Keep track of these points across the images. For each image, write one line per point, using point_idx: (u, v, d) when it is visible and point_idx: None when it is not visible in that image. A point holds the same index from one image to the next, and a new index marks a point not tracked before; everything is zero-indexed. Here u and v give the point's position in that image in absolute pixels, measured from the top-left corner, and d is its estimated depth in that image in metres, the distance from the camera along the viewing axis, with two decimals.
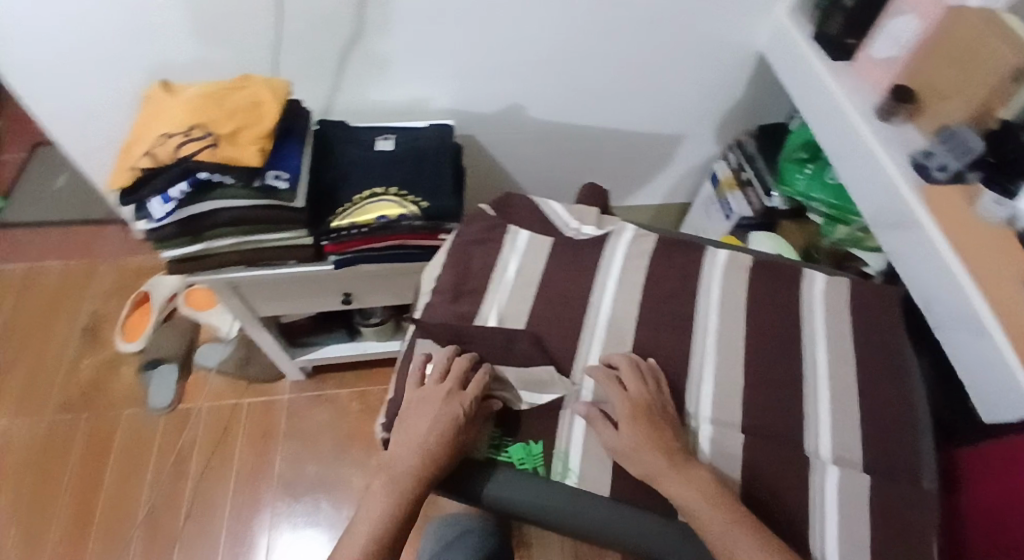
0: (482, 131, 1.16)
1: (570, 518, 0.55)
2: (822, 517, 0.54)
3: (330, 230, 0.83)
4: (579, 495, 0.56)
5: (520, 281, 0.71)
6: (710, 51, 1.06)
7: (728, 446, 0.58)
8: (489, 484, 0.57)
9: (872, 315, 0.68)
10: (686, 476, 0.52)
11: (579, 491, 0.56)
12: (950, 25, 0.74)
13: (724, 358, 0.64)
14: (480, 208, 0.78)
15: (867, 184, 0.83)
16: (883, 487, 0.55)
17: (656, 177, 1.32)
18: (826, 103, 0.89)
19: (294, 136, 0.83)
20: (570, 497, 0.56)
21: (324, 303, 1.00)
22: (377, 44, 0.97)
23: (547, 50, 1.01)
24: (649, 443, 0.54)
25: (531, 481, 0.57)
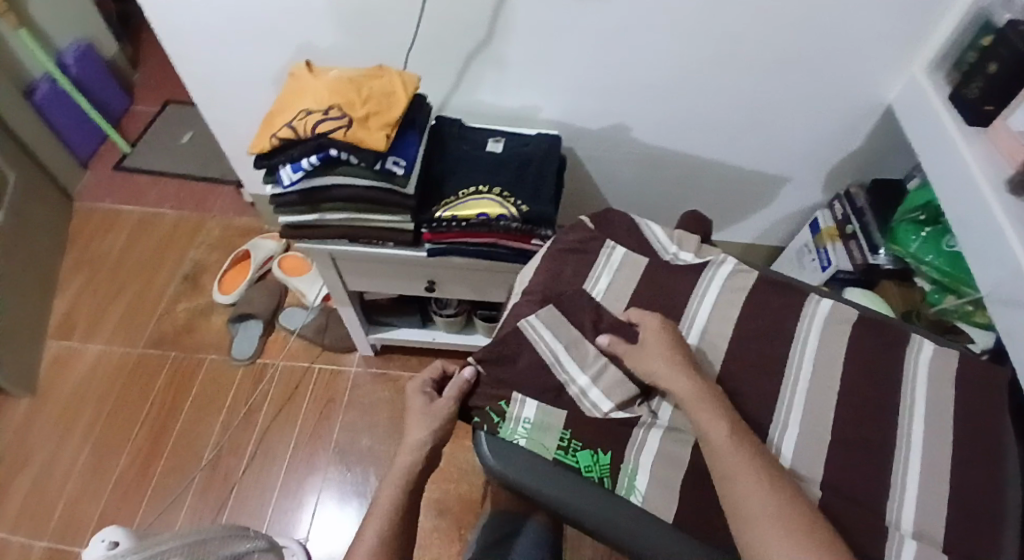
0: (584, 145, 1.18)
1: (555, 497, 0.56)
2: None
3: (431, 219, 0.87)
4: (563, 478, 0.57)
5: (611, 297, 0.71)
6: (830, 98, 1.03)
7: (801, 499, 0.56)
8: (491, 458, 0.59)
9: (980, 394, 0.64)
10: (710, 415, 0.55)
11: (563, 471, 0.58)
12: None
13: (809, 410, 0.63)
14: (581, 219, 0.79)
15: (989, 257, 0.78)
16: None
17: (751, 215, 1.29)
18: (952, 166, 0.86)
19: (416, 126, 0.88)
20: (554, 479, 0.57)
21: (410, 287, 1.05)
22: (501, 51, 1.01)
23: (662, 76, 1.02)
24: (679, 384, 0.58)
25: (527, 458, 0.59)
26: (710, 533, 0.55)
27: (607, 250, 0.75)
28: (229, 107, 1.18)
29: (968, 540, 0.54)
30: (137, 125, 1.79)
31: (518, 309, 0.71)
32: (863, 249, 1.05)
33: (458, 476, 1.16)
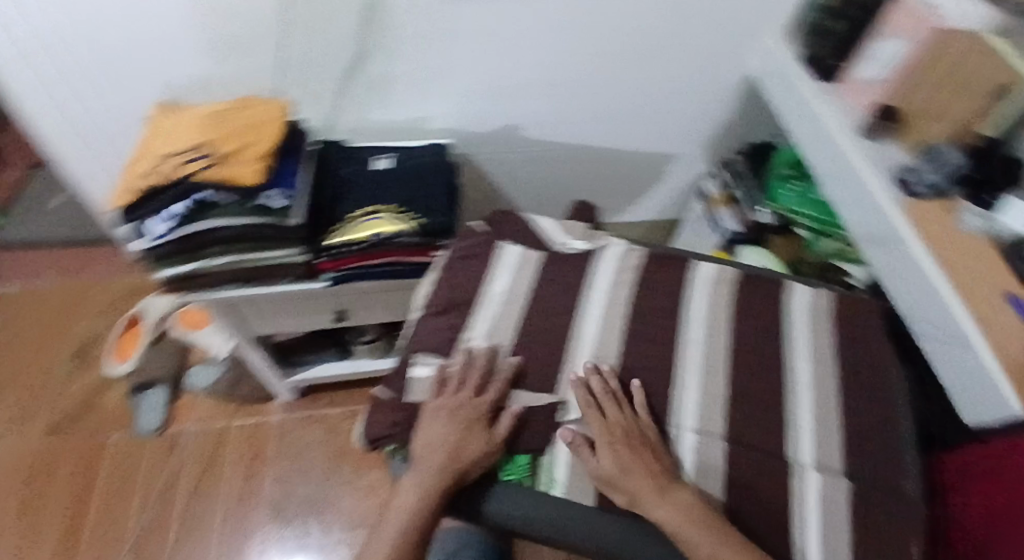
0: (477, 151, 1.18)
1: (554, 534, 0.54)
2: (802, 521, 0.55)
3: (326, 247, 0.83)
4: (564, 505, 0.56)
5: (513, 297, 0.71)
6: (696, 75, 1.09)
7: (710, 457, 0.59)
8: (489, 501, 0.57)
9: (853, 328, 0.70)
10: (665, 499, 0.53)
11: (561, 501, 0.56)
12: (941, 47, 0.76)
13: (710, 369, 0.65)
14: (474, 226, 0.80)
15: (849, 200, 0.86)
16: (864, 495, 0.56)
17: (645, 196, 1.35)
18: (810, 123, 0.92)
19: (293, 153, 0.84)
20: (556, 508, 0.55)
21: (317, 321, 0.99)
22: (376, 68, 0.99)
23: (543, 73, 1.04)
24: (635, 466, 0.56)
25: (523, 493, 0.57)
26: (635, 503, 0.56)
27: (502, 250, 0.76)
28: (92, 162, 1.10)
29: (859, 462, 0.59)
30: None
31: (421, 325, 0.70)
32: (746, 209, 1.13)
33: None
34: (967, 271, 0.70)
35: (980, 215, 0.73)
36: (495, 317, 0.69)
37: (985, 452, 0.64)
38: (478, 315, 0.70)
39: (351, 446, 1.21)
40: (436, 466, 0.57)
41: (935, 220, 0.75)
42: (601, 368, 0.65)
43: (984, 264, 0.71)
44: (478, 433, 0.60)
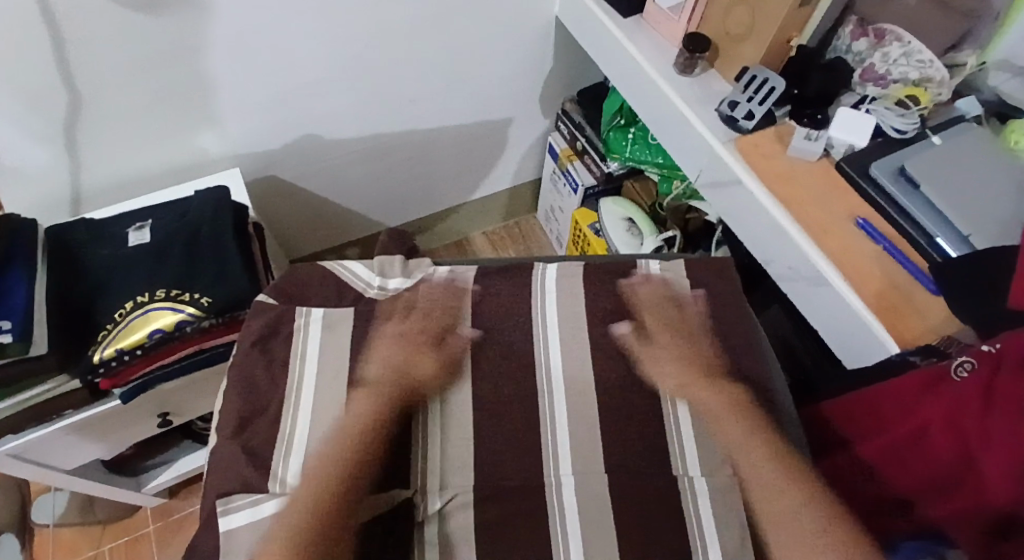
0: (287, 169, 1.01)
1: None
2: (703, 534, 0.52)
3: (94, 364, 0.66)
4: None
5: (327, 382, 0.58)
6: (506, 26, 0.97)
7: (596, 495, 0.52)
8: None
9: (709, 297, 0.68)
10: (713, 391, 0.60)
11: None
12: None
13: (573, 401, 0.59)
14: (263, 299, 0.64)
15: (682, 148, 0.80)
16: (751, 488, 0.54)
17: (497, 164, 1.25)
18: (628, 68, 0.84)
19: (16, 265, 0.66)
20: None
21: (142, 429, 0.83)
22: (106, 112, 0.78)
23: (319, 68, 0.88)
24: (665, 332, 0.63)
25: None
26: None
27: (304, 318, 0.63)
28: None
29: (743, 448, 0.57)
30: None
31: (217, 449, 0.55)
32: (595, 161, 1.07)
33: None
34: (806, 205, 0.68)
35: (810, 138, 0.71)
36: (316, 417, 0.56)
37: (873, 398, 0.60)
38: (296, 416, 0.56)
39: None
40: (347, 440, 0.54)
41: (766, 155, 0.72)
42: (451, 433, 0.56)
43: (828, 190, 0.70)
44: (684, 308, 0.66)
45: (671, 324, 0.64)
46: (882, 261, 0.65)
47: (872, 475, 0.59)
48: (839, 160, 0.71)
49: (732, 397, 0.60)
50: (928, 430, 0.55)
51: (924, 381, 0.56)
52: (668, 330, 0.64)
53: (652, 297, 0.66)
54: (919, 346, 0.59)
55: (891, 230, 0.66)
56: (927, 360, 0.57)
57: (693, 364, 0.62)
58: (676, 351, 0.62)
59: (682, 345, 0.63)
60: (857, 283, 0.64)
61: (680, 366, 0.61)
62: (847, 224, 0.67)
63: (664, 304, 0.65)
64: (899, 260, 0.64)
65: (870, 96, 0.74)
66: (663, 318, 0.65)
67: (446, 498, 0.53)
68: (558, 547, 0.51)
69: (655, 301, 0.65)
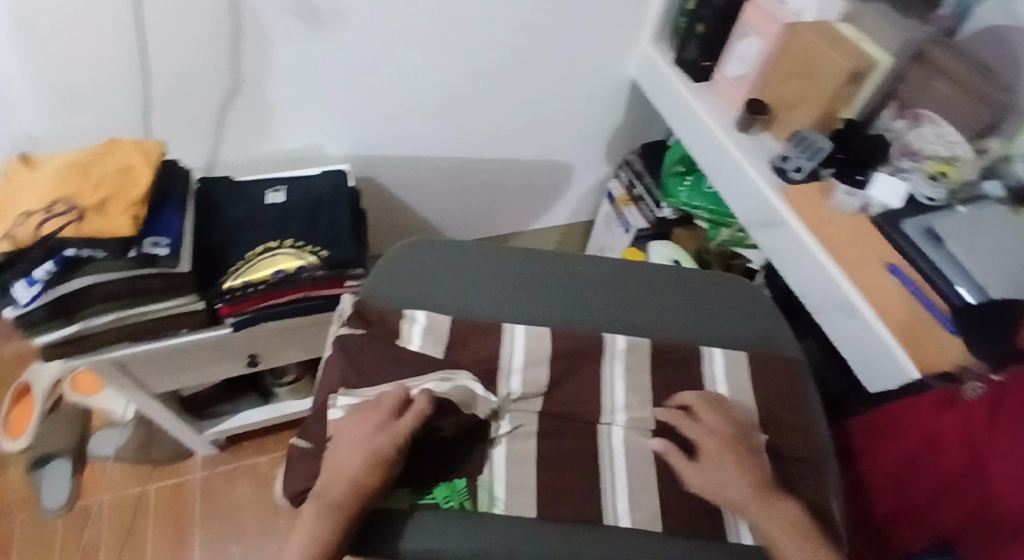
0: (382, 173, 1.15)
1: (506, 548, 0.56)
2: None
3: (222, 290, 0.78)
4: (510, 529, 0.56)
5: (428, 342, 0.68)
6: (589, 80, 1.13)
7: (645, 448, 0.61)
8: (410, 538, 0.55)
9: (753, 305, 0.77)
10: (772, 507, 0.54)
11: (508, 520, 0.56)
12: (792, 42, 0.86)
13: (632, 373, 0.67)
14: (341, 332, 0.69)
15: (738, 192, 0.92)
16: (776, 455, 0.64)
17: (558, 201, 1.39)
18: (695, 123, 0.98)
19: (173, 199, 0.78)
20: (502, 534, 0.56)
21: (228, 368, 0.94)
22: (255, 99, 0.94)
23: (432, 91, 1.03)
24: (721, 446, 0.58)
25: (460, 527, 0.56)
26: (577, 507, 0.57)
27: (402, 288, 0.75)
28: None
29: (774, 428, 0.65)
30: None
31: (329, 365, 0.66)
32: (650, 206, 1.21)
33: None
34: (847, 247, 0.78)
35: (850, 194, 0.83)
36: (415, 363, 0.66)
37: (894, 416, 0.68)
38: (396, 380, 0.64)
39: None
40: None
41: (815, 202, 0.83)
42: (527, 380, 0.66)
43: (863, 237, 0.80)
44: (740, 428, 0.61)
45: (724, 439, 0.59)
46: (906, 300, 0.74)
47: (892, 481, 0.66)
48: (876, 216, 0.81)
49: (794, 515, 0.54)
50: (941, 438, 0.61)
51: (938, 402, 0.64)
52: (717, 440, 0.59)
53: (557, 439, 0.61)
54: (939, 372, 0.67)
55: (915, 274, 0.76)
56: (943, 384, 0.65)
57: (751, 482, 0.56)
58: (736, 465, 0.57)
59: (745, 463, 0.57)
60: (888, 317, 0.73)
61: (738, 480, 0.56)
62: (879, 265, 0.77)
63: (716, 416, 0.61)
64: (925, 304, 0.73)
65: (905, 169, 0.85)
66: (713, 430, 0.60)
67: (512, 424, 0.62)
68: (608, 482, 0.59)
69: (714, 414, 0.61)
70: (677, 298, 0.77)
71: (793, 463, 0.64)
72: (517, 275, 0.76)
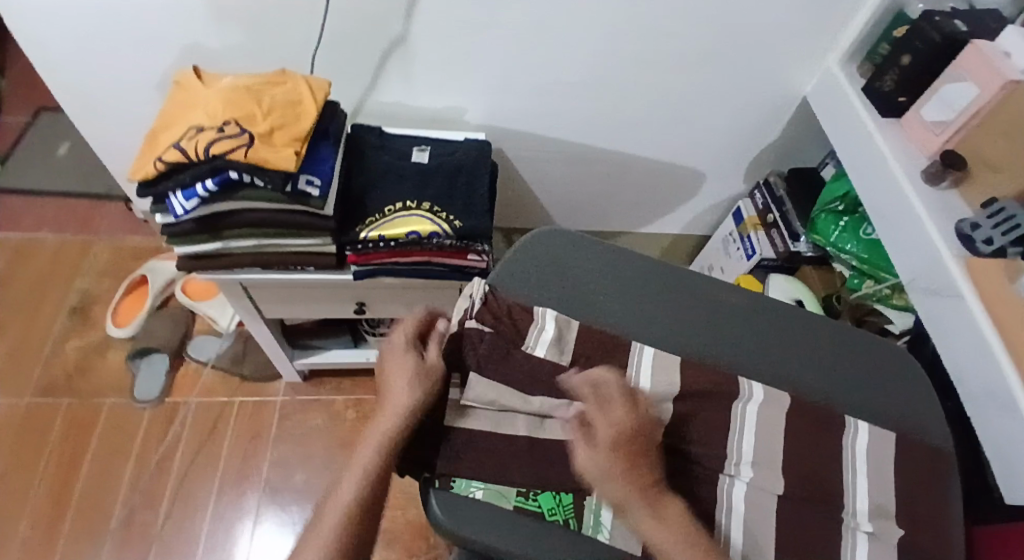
0: (513, 147, 1.13)
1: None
2: None
3: (355, 240, 0.78)
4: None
5: (552, 352, 0.65)
6: (753, 90, 1.05)
7: (762, 510, 0.58)
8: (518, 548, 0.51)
9: (904, 380, 0.70)
10: (664, 517, 0.51)
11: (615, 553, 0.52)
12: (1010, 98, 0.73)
13: (764, 434, 0.62)
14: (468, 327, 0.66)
15: (907, 251, 0.83)
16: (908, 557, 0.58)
17: (678, 209, 1.33)
18: (871, 164, 0.89)
19: (329, 138, 0.79)
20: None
21: (336, 310, 0.95)
22: (416, 52, 0.92)
23: (584, 74, 0.98)
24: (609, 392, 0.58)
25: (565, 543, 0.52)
26: None
27: (523, 277, 0.72)
28: (103, 119, 1.02)
29: (911, 523, 0.59)
30: (4, 136, 1.54)
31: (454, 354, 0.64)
32: (784, 236, 1.12)
33: (405, 502, 1.15)
34: None
35: None
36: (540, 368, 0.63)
37: None
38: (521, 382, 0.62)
39: (354, 435, 1.18)
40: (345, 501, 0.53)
41: None
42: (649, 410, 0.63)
43: None
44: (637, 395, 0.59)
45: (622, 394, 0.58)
46: None
47: None
48: None
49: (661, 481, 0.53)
50: None
51: None
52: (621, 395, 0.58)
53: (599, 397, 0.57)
54: None
55: None
56: None
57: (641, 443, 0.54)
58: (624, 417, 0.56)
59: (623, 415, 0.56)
60: None
61: (625, 480, 0.51)
62: None
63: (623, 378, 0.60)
64: None
65: None
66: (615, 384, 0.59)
67: None
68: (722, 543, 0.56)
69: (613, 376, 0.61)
70: (824, 354, 0.70)
71: None
72: (642, 292, 0.72)
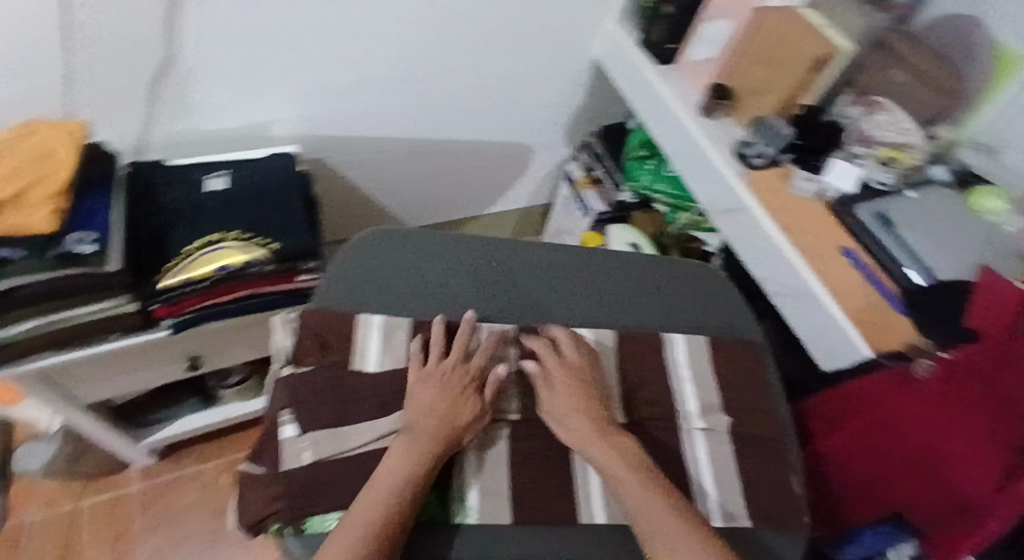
0: (333, 154, 1.08)
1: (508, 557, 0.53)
2: (699, 472, 0.62)
3: (157, 290, 0.71)
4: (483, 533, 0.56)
5: (390, 360, 0.63)
6: (551, 56, 1.09)
7: None
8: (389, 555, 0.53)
9: (713, 290, 0.78)
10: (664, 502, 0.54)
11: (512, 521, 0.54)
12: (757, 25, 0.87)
13: (601, 372, 0.67)
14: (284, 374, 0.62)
15: (701, 178, 0.92)
16: (739, 446, 0.64)
17: (517, 183, 1.37)
18: (659, 110, 0.97)
19: (98, 185, 0.71)
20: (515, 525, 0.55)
21: (167, 372, 0.86)
22: (192, 73, 0.85)
23: (385, 64, 0.97)
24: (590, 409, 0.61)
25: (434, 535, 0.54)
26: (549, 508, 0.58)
27: (356, 293, 0.68)
28: None
29: (738, 413, 0.66)
30: None
31: (272, 404, 0.61)
32: (610, 190, 1.20)
33: None
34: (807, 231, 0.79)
35: (808, 180, 0.83)
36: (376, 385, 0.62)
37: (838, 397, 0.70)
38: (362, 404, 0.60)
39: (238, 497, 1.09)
40: (432, 429, 0.57)
41: (772, 185, 0.83)
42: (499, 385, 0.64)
43: (813, 221, 0.80)
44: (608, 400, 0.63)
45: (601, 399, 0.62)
46: (864, 286, 0.75)
47: (849, 459, 0.68)
48: (833, 200, 0.81)
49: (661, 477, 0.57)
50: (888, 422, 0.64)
51: (895, 381, 0.64)
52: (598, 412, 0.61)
53: (546, 350, 0.65)
54: (891, 352, 0.68)
55: (868, 259, 0.77)
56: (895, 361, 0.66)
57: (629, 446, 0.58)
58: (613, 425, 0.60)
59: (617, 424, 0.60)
60: (844, 302, 0.74)
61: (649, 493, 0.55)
62: (838, 249, 0.78)
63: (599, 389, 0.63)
64: (876, 286, 0.74)
65: (858, 154, 0.85)
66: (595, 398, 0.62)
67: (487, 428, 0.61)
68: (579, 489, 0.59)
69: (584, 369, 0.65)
70: (647, 288, 0.76)
71: (753, 448, 0.64)
72: (479, 274, 0.72)
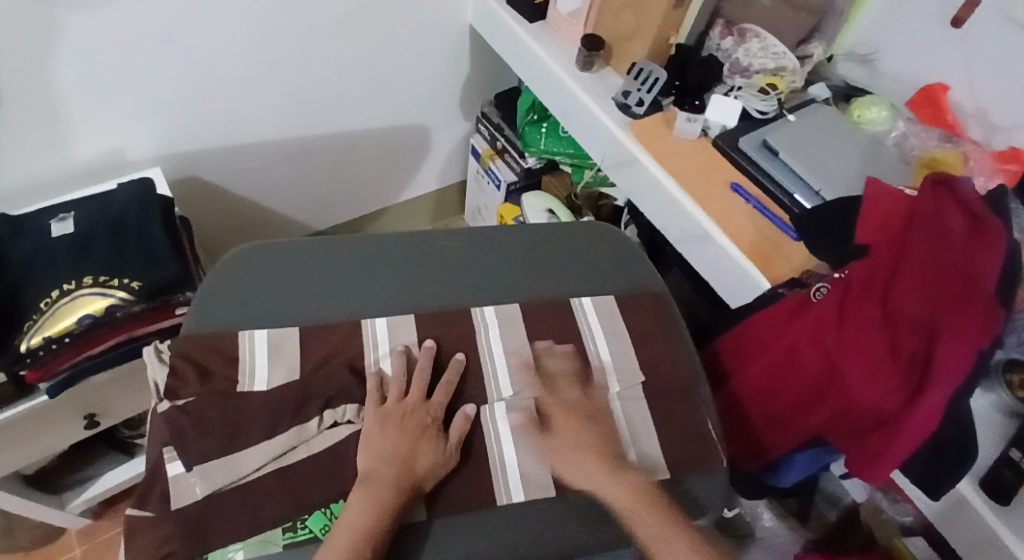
0: (211, 169, 1.02)
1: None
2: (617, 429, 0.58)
3: (20, 354, 0.65)
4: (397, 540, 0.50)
5: (280, 375, 0.57)
6: (424, 29, 1.04)
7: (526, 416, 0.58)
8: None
9: (614, 247, 0.76)
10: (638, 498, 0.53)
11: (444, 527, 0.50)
12: None
13: (506, 344, 0.62)
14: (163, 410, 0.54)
15: (588, 134, 0.90)
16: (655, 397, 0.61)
17: (423, 165, 1.32)
18: (539, 71, 0.94)
19: None
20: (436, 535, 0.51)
21: (67, 434, 0.81)
22: (25, 118, 0.77)
23: (244, 66, 0.90)
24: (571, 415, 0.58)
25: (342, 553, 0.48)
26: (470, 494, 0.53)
27: (232, 317, 0.62)
28: None
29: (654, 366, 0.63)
30: None
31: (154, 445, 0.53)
32: (515, 158, 1.17)
33: None
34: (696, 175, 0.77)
35: (691, 119, 0.81)
36: (267, 404, 0.54)
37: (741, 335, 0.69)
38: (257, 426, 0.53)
39: None
40: (390, 476, 0.50)
41: (655, 132, 0.83)
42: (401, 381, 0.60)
43: (697, 163, 0.80)
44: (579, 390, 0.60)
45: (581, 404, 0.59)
46: (751, 217, 0.75)
47: (758, 393, 0.67)
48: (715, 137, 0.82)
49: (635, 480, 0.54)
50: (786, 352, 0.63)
51: (793, 306, 0.63)
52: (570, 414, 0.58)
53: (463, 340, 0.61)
54: (786, 281, 0.68)
55: (760, 194, 0.77)
56: (793, 290, 0.65)
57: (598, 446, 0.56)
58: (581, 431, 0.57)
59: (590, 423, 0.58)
60: (740, 238, 0.73)
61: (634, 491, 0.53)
62: (726, 192, 0.77)
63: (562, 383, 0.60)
64: (767, 216, 0.75)
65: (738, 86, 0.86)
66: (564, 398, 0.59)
67: None
68: (496, 465, 0.55)
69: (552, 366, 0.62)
70: (546, 254, 0.73)
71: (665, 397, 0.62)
72: (366, 267, 0.67)
